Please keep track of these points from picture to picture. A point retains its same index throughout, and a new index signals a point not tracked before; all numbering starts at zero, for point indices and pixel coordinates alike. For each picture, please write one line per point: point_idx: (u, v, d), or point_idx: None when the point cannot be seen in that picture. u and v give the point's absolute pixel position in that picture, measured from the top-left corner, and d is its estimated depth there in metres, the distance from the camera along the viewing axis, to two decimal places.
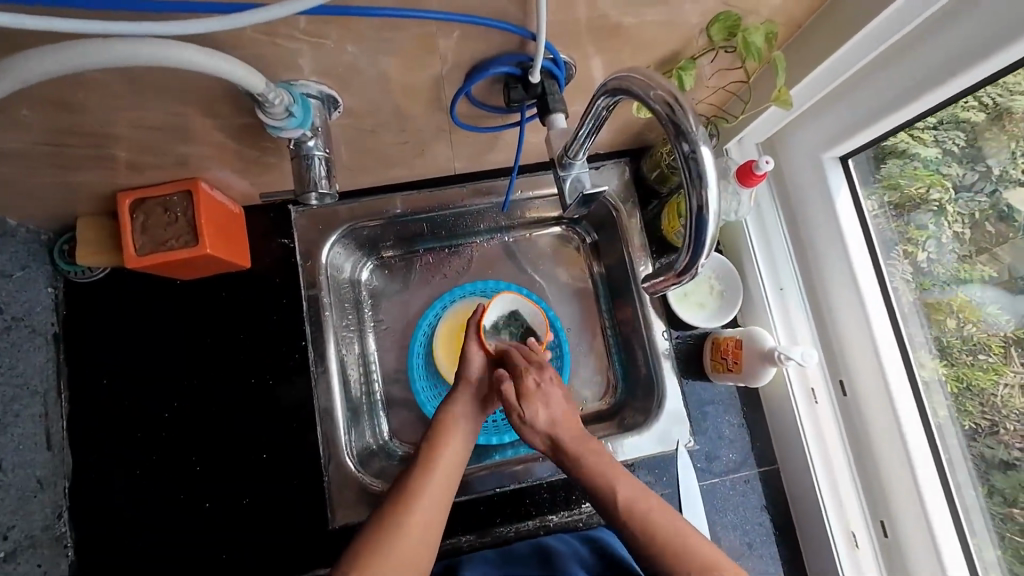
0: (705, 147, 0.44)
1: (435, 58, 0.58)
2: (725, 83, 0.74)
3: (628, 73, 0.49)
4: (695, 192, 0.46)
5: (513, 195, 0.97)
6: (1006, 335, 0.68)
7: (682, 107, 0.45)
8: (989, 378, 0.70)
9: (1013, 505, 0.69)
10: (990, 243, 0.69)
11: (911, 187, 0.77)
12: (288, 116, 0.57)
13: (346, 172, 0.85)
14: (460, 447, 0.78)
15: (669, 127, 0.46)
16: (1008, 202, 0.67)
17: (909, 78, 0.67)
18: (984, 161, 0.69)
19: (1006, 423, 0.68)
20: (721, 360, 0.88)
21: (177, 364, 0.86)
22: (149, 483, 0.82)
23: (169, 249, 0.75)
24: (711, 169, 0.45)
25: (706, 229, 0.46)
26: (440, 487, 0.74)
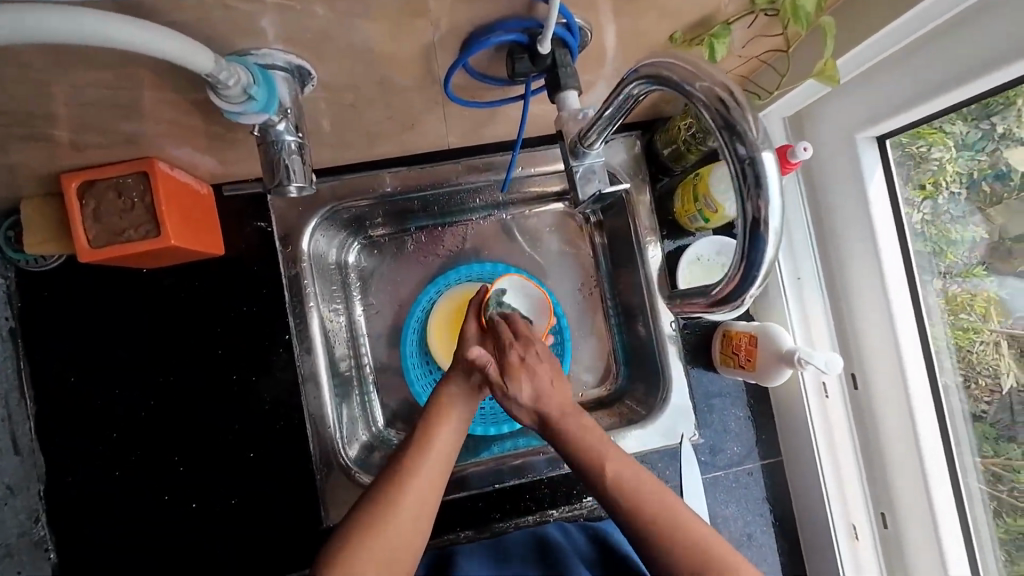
0: (766, 150, 0.39)
1: (426, 23, 0.49)
2: (760, 51, 0.64)
3: (665, 61, 0.45)
4: (751, 202, 0.40)
5: (513, 173, 0.88)
6: (988, 295, 0.68)
7: (737, 105, 0.40)
8: (966, 336, 0.71)
9: (977, 455, 0.72)
10: (986, 203, 0.67)
11: (912, 146, 0.72)
12: (248, 99, 0.48)
13: (326, 148, 0.75)
14: (461, 422, 0.73)
15: (720, 126, 0.41)
16: (1007, 161, 0.64)
17: (965, 56, 0.59)
18: (989, 118, 0.64)
19: (978, 377, 0.71)
20: (733, 355, 0.83)
21: (150, 360, 0.80)
22: (130, 485, 0.78)
23: (127, 240, 0.66)
24: (771, 175, 0.39)
25: (763, 246, 0.41)
26: (439, 464, 0.68)
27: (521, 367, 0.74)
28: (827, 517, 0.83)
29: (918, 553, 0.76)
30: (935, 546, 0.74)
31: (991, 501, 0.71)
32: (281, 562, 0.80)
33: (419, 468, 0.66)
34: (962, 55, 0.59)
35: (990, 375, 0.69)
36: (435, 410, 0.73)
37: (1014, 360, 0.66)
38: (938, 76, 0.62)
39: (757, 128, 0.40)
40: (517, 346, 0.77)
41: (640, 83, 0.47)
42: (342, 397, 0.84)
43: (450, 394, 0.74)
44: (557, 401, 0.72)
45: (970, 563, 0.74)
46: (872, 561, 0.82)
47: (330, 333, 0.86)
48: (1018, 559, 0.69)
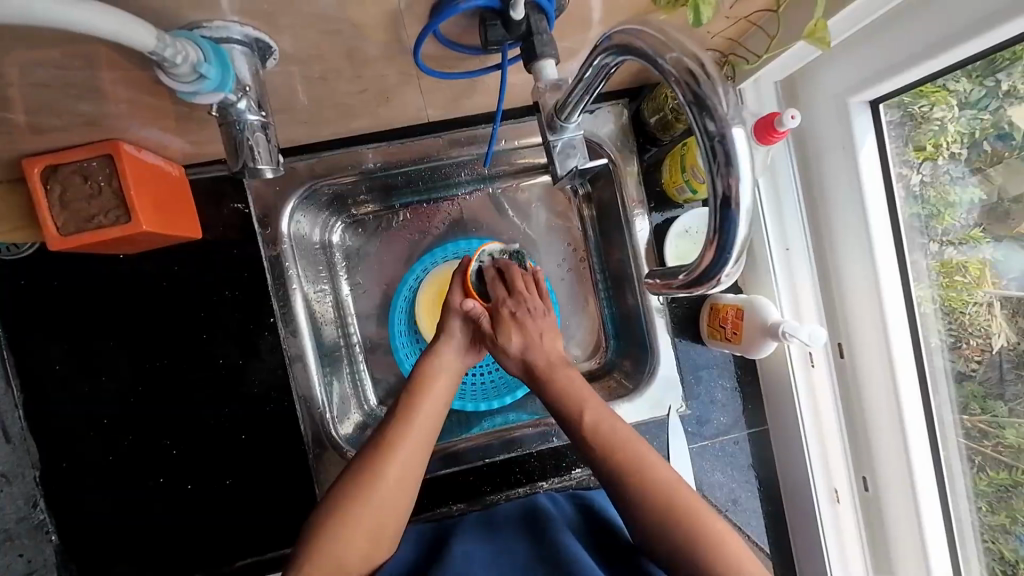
0: (737, 128, 0.36)
1: None
2: (747, 12, 0.61)
3: (633, 29, 0.42)
4: (720, 180, 0.38)
5: (497, 146, 0.85)
6: (982, 258, 0.68)
7: (707, 76, 0.37)
8: (960, 299, 0.71)
9: (963, 413, 0.74)
10: (986, 164, 0.66)
11: (913, 106, 0.69)
12: (200, 77, 0.46)
13: (299, 125, 0.72)
14: (443, 394, 0.75)
15: (688, 99, 0.38)
16: (1010, 119, 0.62)
17: (961, 15, 0.57)
18: (995, 74, 0.61)
19: (970, 339, 0.71)
20: (719, 328, 0.83)
21: (136, 345, 0.79)
22: (125, 469, 0.79)
23: (98, 226, 0.64)
24: (743, 152, 0.37)
25: (734, 227, 0.39)
26: (423, 436, 0.71)
27: (512, 320, 0.79)
28: (810, 483, 0.85)
29: (897, 514, 0.79)
30: (913, 506, 0.76)
31: (976, 457, 0.73)
32: (280, 537, 0.82)
33: (402, 438, 0.69)
34: (958, 11, 0.57)
35: (980, 336, 0.70)
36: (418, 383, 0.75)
37: (1006, 321, 0.67)
38: (938, 34, 0.59)
39: (731, 103, 0.37)
40: (510, 301, 0.80)
41: (610, 53, 0.44)
42: (332, 377, 0.84)
43: (433, 369, 0.76)
44: (545, 354, 0.77)
45: (946, 519, 0.76)
46: (852, 522, 0.85)
47: (317, 314, 0.85)
48: (999, 508, 0.72)
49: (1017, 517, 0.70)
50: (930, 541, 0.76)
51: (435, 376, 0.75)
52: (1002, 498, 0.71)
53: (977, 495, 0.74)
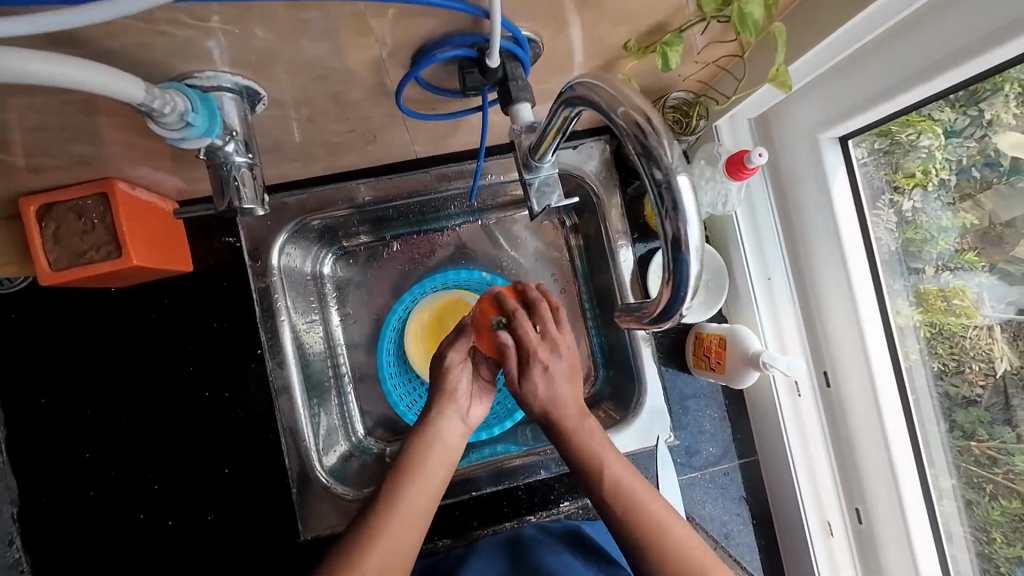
0: (683, 176, 0.38)
1: (371, 39, 0.48)
2: (716, 56, 0.64)
3: (590, 81, 0.42)
4: (670, 224, 0.39)
5: (484, 180, 0.87)
6: (979, 282, 0.67)
7: (653, 128, 0.38)
8: (959, 324, 0.70)
9: (971, 438, 0.71)
10: (975, 190, 0.66)
11: (901, 134, 0.70)
12: (187, 125, 0.47)
13: (290, 162, 0.75)
14: (436, 477, 0.69)
15: (636, 151, 0.39)
16: (997, 146, 0.63)
17: (915, 58, 0.60)
18: (978, 104, 0.62)
19: (972, 363, 0.69)
20: (704, 357, 0.84)
21: (123, 378, 0.80)
22: (106, 505, 0.78)
23: (89, 261, 0.66)
24: (689, 198, 0.38)
25: (686, 267, 0.40)
26: (411, 522, 0.65)
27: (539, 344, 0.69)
28: (801, 514, 0.84)
29: (890, 545, 0.78)
30: (905, 533, 0.75)
31: (994, 487, 0.70)
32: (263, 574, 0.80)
33: (387, 522, 0.64)
34: (914, 55, 0.59)
35: (984, 360, 0.68)
36: (411, 460, 0.69)
37: (1008, 344, 0.65)
38: (900, 76, 0.62)
39: (676, 152, 0.39)
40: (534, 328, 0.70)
41: (569, 104, 0.44)
42: (319, 411, 0.84)
43: (429, 445, 0.71)
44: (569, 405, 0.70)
45: (937, 543, 0.76)
46: (845, 554, 0.84)
47: (303, 344, 0.86)
48: (1015, 539, 0.68)
49: None
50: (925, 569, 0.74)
51: (427, 452, 0.70)
52: (1016, 529, 0.68)
53: (990, 525, 0.71)
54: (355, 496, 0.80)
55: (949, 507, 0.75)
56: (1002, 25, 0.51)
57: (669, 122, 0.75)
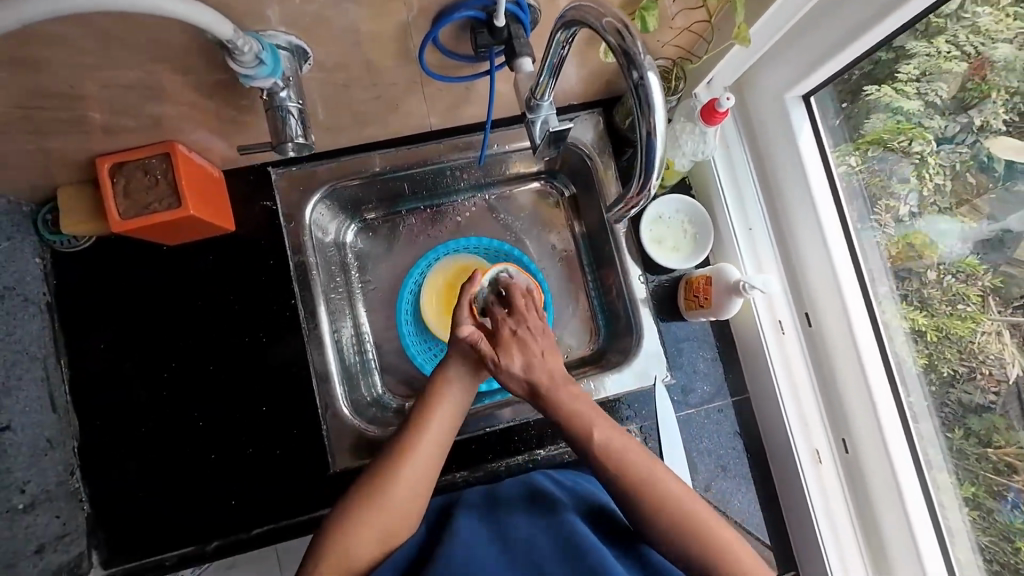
0: (653, 75, 0.47)
1: (400, 4, 0.59)
2: (690, 24, 0.76)
3: (581, 5, 0.51)
4: (644, 117, 0.49)
5: (490, 150, 0.98)
6: (984, 285, 0.73)
7: (631, 35, 0.47)
8: (967, 328, 0.76)
9: (988, 445, 0.75)
10: (971, 194, 0.74)
11: (894, 141, 0.81)
12: (259, 64, 0.57)
13: (322, 130, 0.86)
14: (440, 438, 0.74)
15: (618, 53, 0.48)
16: (988, 151, 0.72)
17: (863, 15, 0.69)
18: (966, 111, 0.72)
19: (982, 368, 0.74)
20: (693, 298, 0.92)
21: (171, 327, 0.89)
22: (156, 441, 0.86)
23: (153, 212, 0.76)
24: (658, 96, 0.47)
25: (654, 149, 0.50)
26: (418, 480, 0.70)
27: (513, 339, 0.81)
28: (791, 444, 0.91)
29: (873, 468, 0.85)
30: (902, 504, 0.82)
31: (1015, 494, 0.73)
32: (296, 506, 0.87)
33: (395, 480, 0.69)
34: (858, 13, 0.69)
35: (996, 365, 0.73)
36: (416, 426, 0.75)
37: (1017, 347, 0.70)
38: (846, 31, 0.72)
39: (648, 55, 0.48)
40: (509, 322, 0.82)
41: (564, 27, 0.52)
42: (348, 385, 0.94)
43: (431, 410, 0.76)
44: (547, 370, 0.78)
45: (920, 478, 0.83)
46: (834, 479, 0.90)
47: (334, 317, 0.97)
48: None
49: None
50: (913, 513, 0.81)
51: (430, 418, 0.76)
52: None
53: (1013, 534, 0.74)
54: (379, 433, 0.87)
55: (967, 513, 0.79)
56: None
57: None
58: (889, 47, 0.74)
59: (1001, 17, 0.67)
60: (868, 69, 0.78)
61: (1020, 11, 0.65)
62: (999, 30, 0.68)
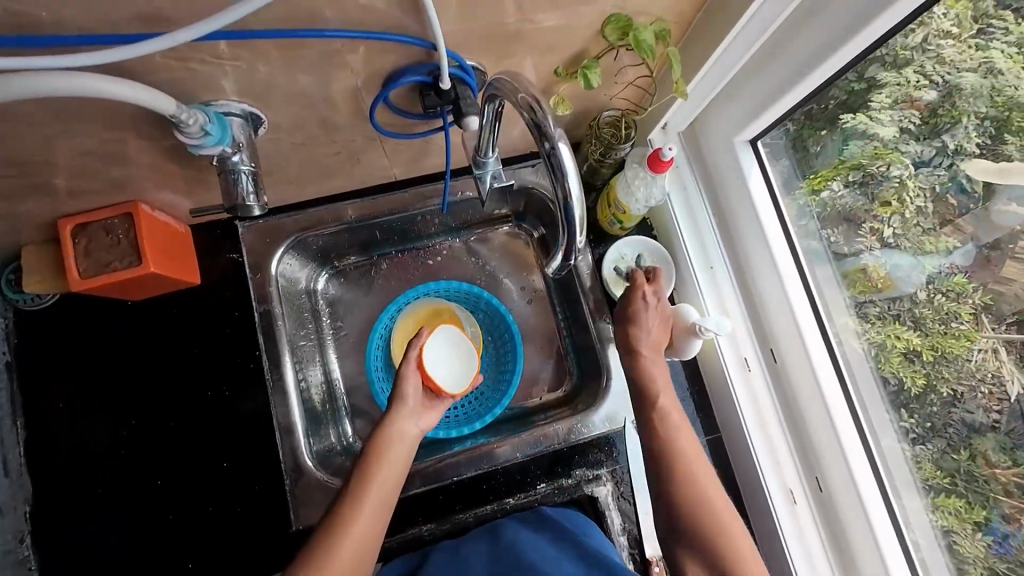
0: (562, 144, 0.47)
1: (348, 72, 0.62)
2: (633, 79, 0.80)
3: (503, 77, 0.52)
4: (559, 184, 0.49)
5: (452, 197, 1.00)
6: (975, 303, 0.71)
7: (541, 108, 0.48)
8: (962, 346, 0.73)
9: (993, 467, 0.71)
10: (953, 215, 0.72)
11: (872, 166, 0.79)
12: (205, 134, 0.59)
13: (287, 185, 0.88)
14: (382, 503, 0.72)
15: (530, 126, 0.49)
16: (965, 173, 0.71)
17: (798, 62, 0.72)
18: (940, 136, 0.72)
19: (981, 386, 0.71)
20: (657, 338, 0.92)
21: (133, 383, 0.88)
22: (111, 502, 0.83)
23: (113, 270, 0.77)
24: (570, 163, 0.48)
25: (573, 213, 0.50)
26: (360, 547, 0.68)
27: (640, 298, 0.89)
28: (764, 483, 0.90)
29: (848, 508, 0.83)
30: (876, 547, 0.80)
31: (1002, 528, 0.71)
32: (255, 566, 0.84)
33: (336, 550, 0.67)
34: (793, 63, 0.73)
35: (996, 384, 0.70)
36: (357, 491, 0.72)
37: (1016, 365, 0.68)
38: (785, 78, 0.75)
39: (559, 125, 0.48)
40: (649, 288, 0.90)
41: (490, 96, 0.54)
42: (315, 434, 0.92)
43: (373, 472, 0.74)
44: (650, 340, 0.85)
45: (889, 509, 0.81)
46: (810, 520, 0.88)
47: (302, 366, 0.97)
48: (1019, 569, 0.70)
49: None
50: (884, 543, 0.79)
51: (372, 480, 0.73)
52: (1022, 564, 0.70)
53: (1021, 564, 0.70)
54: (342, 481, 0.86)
55: (946, 550, 0.77)
56: (837, 33, 0.65)
57: (607, 134, 0.89)
58: (861, 76, 0.73)
59: (964, 48, 0.66)
60: (842, 98, 0.77)
61: (982, 43, 0.65)
62: (962, 59, 0.67)
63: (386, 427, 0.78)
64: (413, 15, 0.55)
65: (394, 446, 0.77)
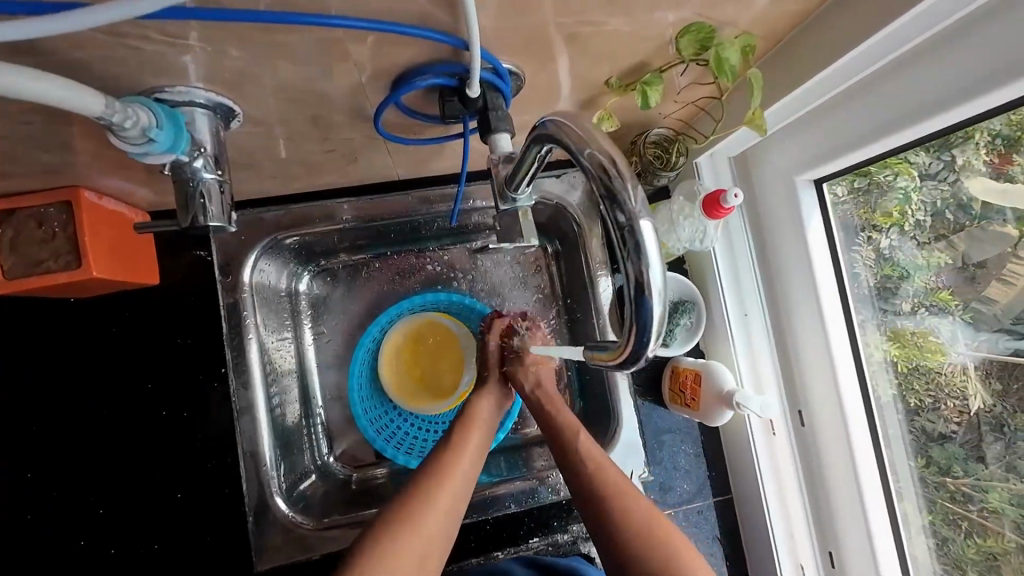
0: (644, 219, 0.37)
1: (351, 65, 0.48)
2: (694, 98, 0.67)
3: (563, 122, 0.42)
4: (633, 267, 0.38)
5: (462, 204, 0.86)
6: (955, 316, 0.65)
7: (618, 173, 0.38)
8: (935, 357, 0.68)
9: (946, 474, 0.68)
10: (948, 229, 0.64)
11: (878, 174, 0.69)
12: (150, 141, 0.45)
13: (269, 178, 0.74)
14: (469, 473, 0.66)
15: (601, 192, 0.39)
16: (968, 191, 0.62)
17: (902, 101, 0.58)
18: (949, 150, 0.62)
19: (948, 399, 0.67)
20: (680, 393, 0.84)
21: (71, 395, 0.75)
22: (41, 531, 0.73)
23: (46, 270, 0.63)
24: (652, 243, 0.38)
25: (650, 310, 0.39)
26: (425, 551, 0.58)
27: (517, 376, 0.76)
28: (773, 556, 0.83)
29: None
30: None
31: None
32: None
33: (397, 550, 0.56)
34: (884, 108, 0.60)
35: (958, 397, 0.66)
36: (437, 470, 0.64)
37: (981, 381, 0.63)
38: (871, 128, 0.62)
39: (639, 195, 0.38)
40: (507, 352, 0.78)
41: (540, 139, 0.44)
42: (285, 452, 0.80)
43: (460, 444, 0.68)
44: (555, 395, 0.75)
45: (902, 565, 0.74)
46: None
47: (273, 362, 0.83)
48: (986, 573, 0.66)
49: None
50: None
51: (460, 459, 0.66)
52: (992, 567, 0.65)
53: (965, 563, 0.68)
54: (313, 524, 0.78)
55: (927, 539, 0.72)
56: (958, 87, 0.53)
57: (650, 156, 0.76)
58: None
59: None
60: None
61: None
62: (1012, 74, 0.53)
63: (468, 412, 0.72)
64: (444, 3, 0.41)
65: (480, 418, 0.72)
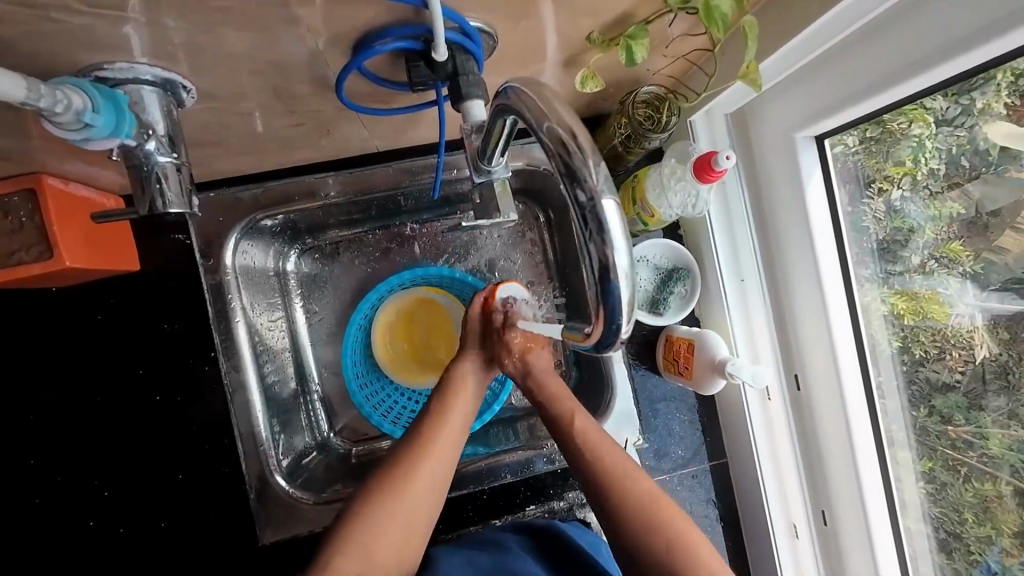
0: (607, 198, 0.35)
1: (303, 31, 0.44)
2: (686, 50, 0.62)
3: (525, 91, 0.39)
4: (596, 249, 0.36)
5: (444, 175, 0.83)
6: (964, 270, 0.63)
7: (578, 146, 0.36)
8: (942, 311, 0.65)
9: (947, 423, 0.67)
10: (964, 176, 0.61)
11: (892, 123, 0.64)
12: (86, 125, 0.43)
13: (240, 156, 0.70)
14: (455, 441, 0.66)
15: (560, 169, 0.37)
16: (986, 135, 0.58)
17: (911, 46, 0.53)
18: (969, 93, 0.56)
19: (953, 350, 0.65)
20: (674, 362, 0.83)
21: (64, 384, 0.76)
22: (50, 514, 0.75)
23: (19, 262, 0.62)
24: (615, 222, 0.35)
25: (617, 295, 0.37)
26: (407, 520, 0.59)
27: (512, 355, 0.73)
28: (766, 517, 0.84)
29: (853, 550, 0.77)
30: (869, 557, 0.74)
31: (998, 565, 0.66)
32: None
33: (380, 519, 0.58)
34: (891, 54, 0.55)
35: (963, 347, 0.64)
36: (423, 439, 0.65)
37: (988, 331, 0.61)
38: (875, 78, 0.57)
39: (601, 171, 0.36)
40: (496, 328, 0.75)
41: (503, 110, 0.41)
42: (284, 428, 0.81)
43: (445, 414, 0.67)
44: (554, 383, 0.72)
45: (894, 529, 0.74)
46: (810, 556, 0.83)
47: (264, 340, 0.82)
48: (985, 518, 0.66)
49: (1001, 529, 0.65)
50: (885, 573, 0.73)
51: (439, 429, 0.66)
52: (987, 509, 0.66)
53: (961, 505, 0.69)
54: (313, 498, 0.79)
55: (922, 485, 0.73)
56: (975, 27, 0.48)
57: (641, 115, 0.72)
58: None
59: None
60: None
61: None
62: None
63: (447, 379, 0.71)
64: None
65: (465, 390, 0.71)
